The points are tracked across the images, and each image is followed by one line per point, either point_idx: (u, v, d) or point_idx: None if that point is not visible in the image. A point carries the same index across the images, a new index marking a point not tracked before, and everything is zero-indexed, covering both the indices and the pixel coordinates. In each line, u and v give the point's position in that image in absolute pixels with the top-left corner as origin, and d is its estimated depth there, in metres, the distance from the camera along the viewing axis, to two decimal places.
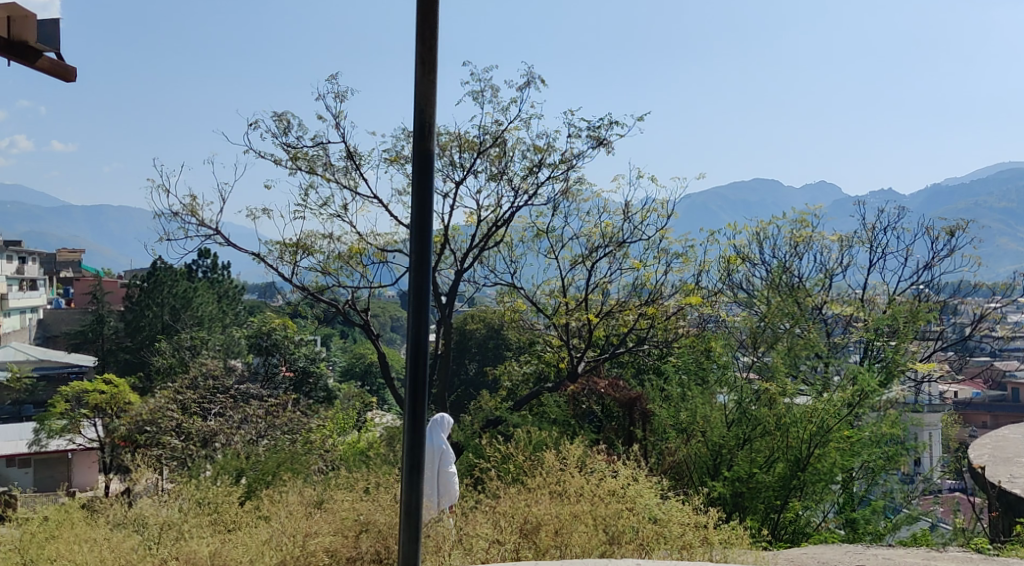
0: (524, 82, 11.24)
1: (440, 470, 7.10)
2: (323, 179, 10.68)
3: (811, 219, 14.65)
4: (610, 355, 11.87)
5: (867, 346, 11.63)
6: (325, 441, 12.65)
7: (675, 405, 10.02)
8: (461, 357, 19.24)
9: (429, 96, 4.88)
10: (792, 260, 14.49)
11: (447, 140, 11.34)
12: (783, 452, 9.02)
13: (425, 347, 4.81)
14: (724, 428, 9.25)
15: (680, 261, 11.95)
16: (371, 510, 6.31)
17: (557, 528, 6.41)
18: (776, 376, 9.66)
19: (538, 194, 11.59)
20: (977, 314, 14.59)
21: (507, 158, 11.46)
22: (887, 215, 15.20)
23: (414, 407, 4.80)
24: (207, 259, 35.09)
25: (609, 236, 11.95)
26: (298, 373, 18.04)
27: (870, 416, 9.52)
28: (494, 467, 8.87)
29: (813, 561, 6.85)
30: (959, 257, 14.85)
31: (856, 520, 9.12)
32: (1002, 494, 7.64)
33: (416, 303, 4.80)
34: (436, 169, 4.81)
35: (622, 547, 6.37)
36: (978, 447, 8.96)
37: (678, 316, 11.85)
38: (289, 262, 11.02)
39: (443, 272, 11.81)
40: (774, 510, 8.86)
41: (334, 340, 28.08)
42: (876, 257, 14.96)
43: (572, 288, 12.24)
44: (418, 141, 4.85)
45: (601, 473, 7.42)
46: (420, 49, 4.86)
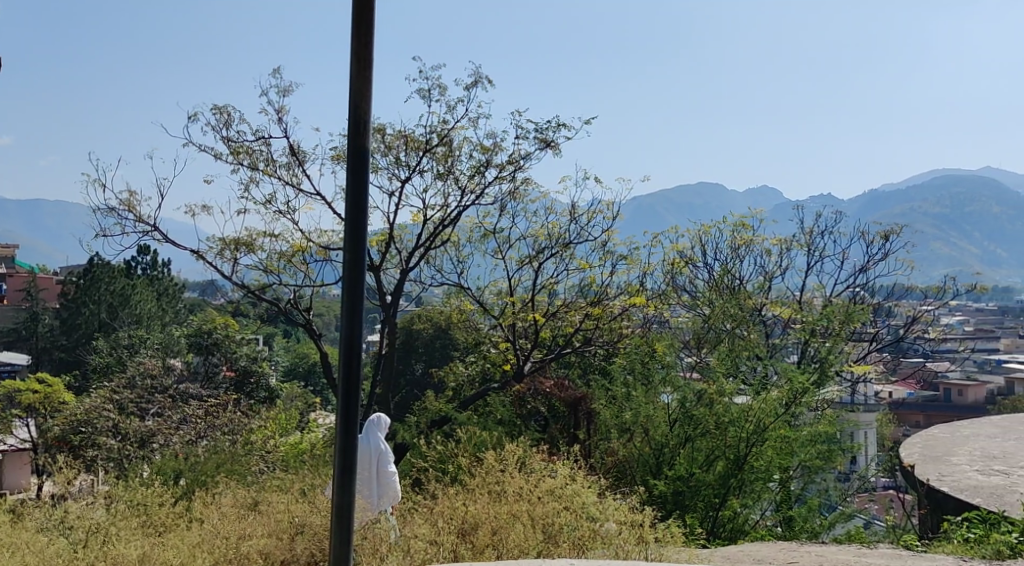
0: (471, 83, 11.38)
1: (379, 470, 7.07)
2: (266, 174, 10.57)
3: (751, 223, 14.83)
4: (556, 355, 12.05)
5: (804, 346, 11.91)
6: (267, 441, 12.53)
7: (620, 405, 10.17)
8: (407, 357, 19.11)
9: (364, 92, 4.88)
10: (733, 262, 14.68)
11: (393, 137, 11.32)
12: (723, 450, 9.16)
13: (359, 346, 4.80)
14: (667, 427, 9.51)
15: (626, 262, 12.09)
16: (308, 513, 6.26)
17: (494, 527, 6.45)
18: (717, 377, 9.76)
19: (485, 193, 11.67)
20: (909, 317, 15.05)
21: (454, 158, 11.47)
22: (824, 219, 15.69)
23: (347, 409, 4.79)
24: (148, 256, 34.73)
25: (555, 236, 12.05)
26: (238, 373, 17.78)
27: (808, 415, 9.72)
28: (433, 468, 8.90)
29: (748, 559, 6.92)
30: (895, 260, 15.26)
31: (793, 517, 9.23)
32: (932, 492, 7.77)
33: (351, 304, 4.78)
34: (370, 166, 4.79)
35: (558, 547, 6.35)
36: (908, 446, 9.14)
37: (623, 318, 11.99)
38: (228, 259, 10.89)
39: (387, 271, 11.79)
40: (714, 508, 8.96)
41: (278, 337, 27.93)
42: (814, 261, 15.41)
43: (518, 289, 12.34)
44: (353, 138, 4.84)
45: (540, 474, 7.48)
46: (355, 45, 4.86)
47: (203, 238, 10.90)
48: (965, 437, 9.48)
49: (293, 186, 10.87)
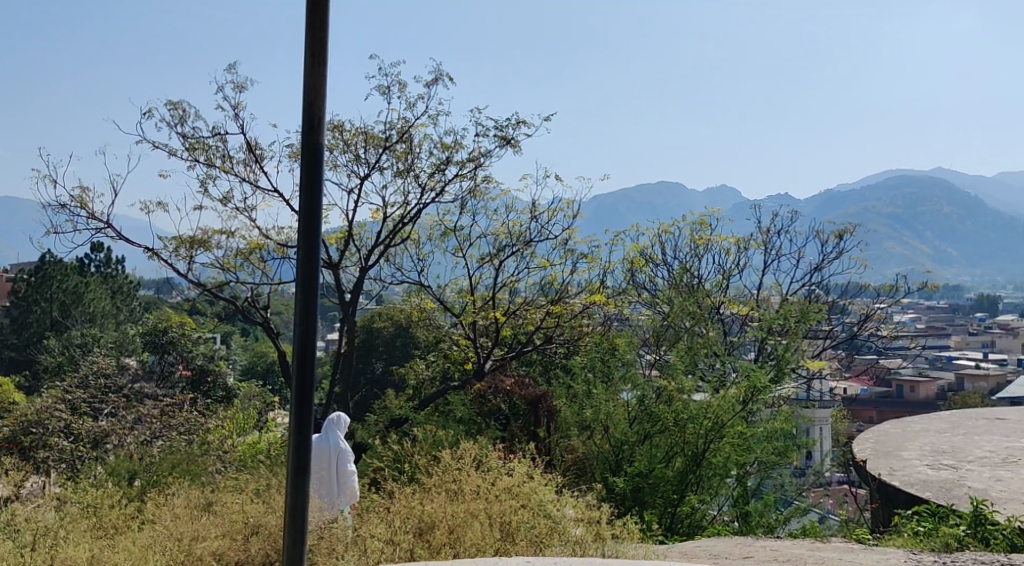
0: (432, 80, 11.40)
1: (338, 470, 7.06)
2: (222, 171, 10.47)
3: (710, 221, 14.76)
4: (517, 354, 11.90)
5: (760, 344, 12.03)
6: (224, 441, 12.42)
7: (580, 403, 10.20)
8: (367, 356, 19.08)
9: (318, 88, 4.86)
10: (692, 261, 14.79)
11: (351, 134, 11.29)
12: (681, 447, 9.24)
13: (312, 345, 4.76)
14: (627, 425, 9.51)
15: (586, 261, 12.20)
16: (262, 514, 6.21)
17: (451, 525, 6.44)
18: (676, 374, 9.80)
19: (445, 191, 11.64)
20: (862, 314, 15.25)
21: (414, 155, 11.45)
22: (780, 218, 15.77)
23: (300, 409, 4.76)
24: (101, 254, 34.33)
25: (516, 235, 12.07)
26: (195, 372, 17.67)
27: (764, 412, 9.80)
28: (389, 467, 8.89)
29: (704, 555, 6.98)
30: (848, 259, 15.74)
31: (749, 513, 9.22)
32: (883, 486, 7.88)
33: (304, 303, 4.75)
34: (324, 163, 4.78)
35: (516, 544, 6.40)
36: (861, 442, 9.27)
37: (583, 315, 12.13)
38: (184, 257, 10.74)
39: (347, 269, 11.70)
40: (672, 504, 9.03)
41: (235, 336, 27.70)
42: (771, 259, 15.64)
43: (479, 286, 12.30)
44: (308, 134, 4.81)
45: (498, 471, 7.50)
46: (309, 40, 4.83)
47: (157, 236, 10.77)
48: (916, 432, 9.64)
49: (250, 183, 10.78)
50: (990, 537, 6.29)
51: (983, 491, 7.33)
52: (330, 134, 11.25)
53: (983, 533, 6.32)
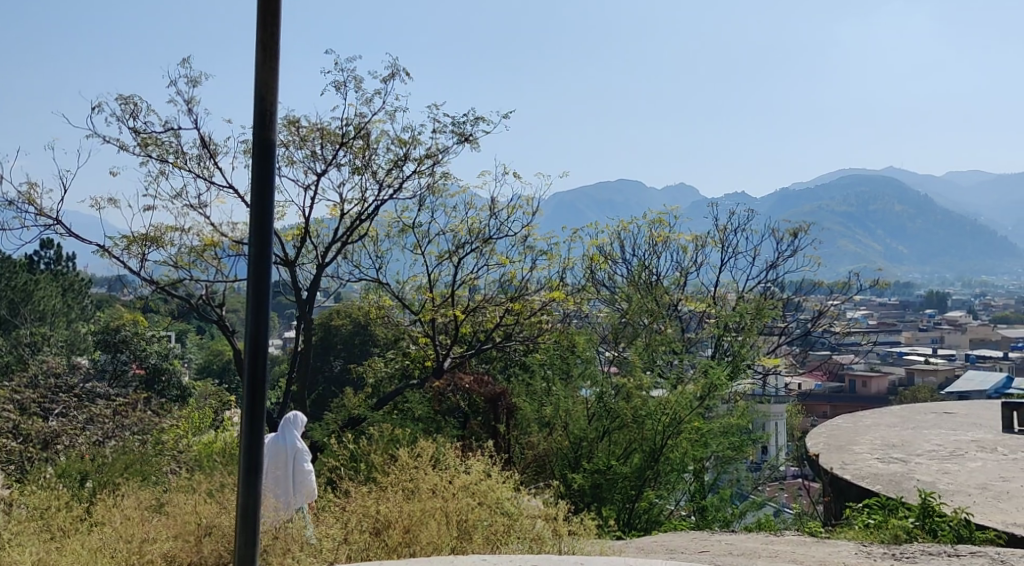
0: (389, 75, 11.34)
1: (295, 469, 6.93)
2: (176, 167, 10.33)
3: (667, 220, 15.00)
4: (477, 351, 11.83)
5: (717, 340, 12.12)
6: (179, 441, 12.28)
7: (539, 399, 10.17)
8: (326, 354, 18.95)
9: (270, 84, 4.78)
10: (651, 259, 14.91)
11: (308, 130, 11.21)
12: (639, 443, 9.26)
13: (265, 343, 4.67)
14: (586, 421, 9.53)
15: (545, 258, 12.25)
16: (215, 514, 6.14)
17: (407, 525, 6.31)
18: (634, 371, 9.85)
19: (403, 187, 11.59)
20: (816, 311, 15.47)
21: (371, 151, 11.39)
22: (737, 217, 16.00)
23: (252, 408, 4.68)
24: (51, 251, 33.78)
25: (475, 232, 12.08)
26: (149, 371, 17.53)
27: (721, 407, 9.92)
28: (345, 467, 8.85)
29: (661, 550, 7.02)
30: (803, 257, 15.70)
31: (706, 507, 9.35)
32: (835, 479, 7.99)
33: (256, 300, 4.67)
34: (276, 158, 4.69)
35: (472, 542, 6.39)
36: (814, 436, 9.37)
37: (542, 312, 12.00)
38: (136, 254, 10.58)
39: (304, 267, 11.62)
40: (630, 499, 9.07)
41: (190, 335, 27.40)
42: (727, 257, 15.84)
43: (439, 283, 12.26)
44: (259, 130, 4.73)
45: (455, 470, 7.45)
46: (261, 35, 4.76)
47: (109, 234, 10.62)
48: (867, 426, 9.77)
49: (204, 179, 10.66)
50: (938, 528, 6.38)
51: (931, 484, 7.44)
52: (286, 129, 11.17)
53: (930, 525, 6.40)
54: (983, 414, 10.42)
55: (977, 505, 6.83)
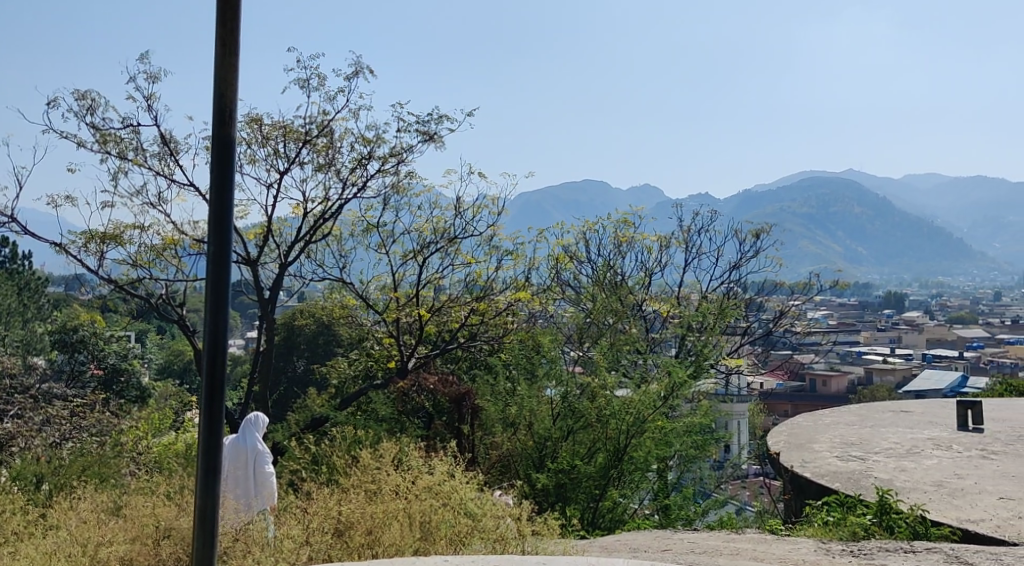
0: (353, 73, 11.30)
1: (257, 470, 6.86)
2: (136, 163, 10.21)
3: (633, 220, 15.06)
4: (442, 351, 11.72)
5: (681, 340, 12.21)
6: (138, 442, 12.13)
7: (504, 400, 10.05)
8: (289, 354, 18.83)
9: (230, 81, 4.68)
10: (616, 259, 14.93)
11: (270, 128, 11.12)
12: (603, 442, 9.30)
13: (223, 342, 4.58)
14: (550, 421, 9.54)
15: (511, 257, 12.40)
16: (173, 517, 6.06)
17: (369, 527, 6.27)
18: (599, 371, 9.89)
19: (367, 186, 11.53)
20: (778, 311, 15.55)
21: (335, 149, 11.32)
22: (700, 218, 16.17)
23: (211, 408, 4.60)
24: (7, 249, 33.24)
25: (440, 232, 12.06)
26: (108, 371, 17.35)
27: (685, 407, 9.95)
28: (307, 468, 8.80)
29: (625, 549, 7.04)
30: (765, 257, 15.81)
31: (669, 505, 9.36)
32: (795, 477, 8.05)
33: (214, 299, 4.57)
34: (236, 156, 4.60)
35: (435, 543, 6.34)
36: (775, 434, 9.46)
37: (508, 312, 11.95)
38: (94, 253, 10.43)
39: (267, 265, 11.52)
40: (594, 499, 9.09)
41: (149, 335, 27.10)
42: (691, 257, 16.01)
43: (403, 283, 12.20)
44: (218, 127, 4.64)
45: (418, 470, 7.42)
46: (221, 31, 4.66)
47: (66, 231, 10.43)
48: (827, 425, 9.86)
49: (164, 177, 10.53)
50: (895, 525, 6.44)
51: (888, 481, 7.52)
52: (248, 127, 11.08)
53: (888, 522, 6.47)
54: (939, 412, 10.56)
55: (933, 502, 6.92)
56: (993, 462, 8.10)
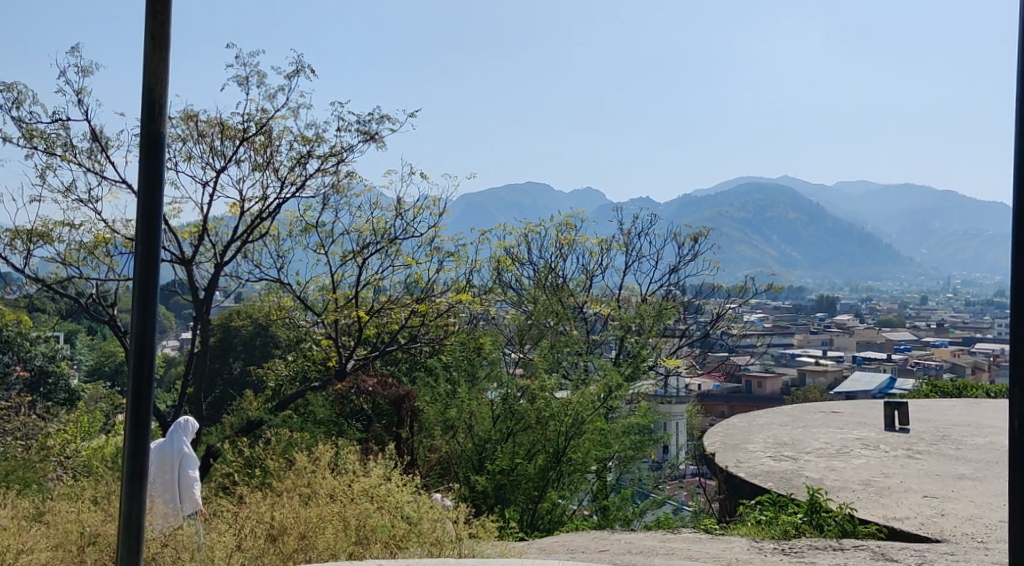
0: (293, 71, 11.16)
1: (181, 475, 6.71)
2: (64, 160, 9.97)
3: (574, 222, 15.04)
4: (381, 352, 11.66)
5: (621, 342, 12.26)
6: (66, 446, 11.83)
7: (443, 402, 9.95)
8: (225, 356, 18.54)
9: (160, 76, 4.15)
10: (557, 261, 14.99)
11: (207, 125, 10.96)
12: (543, 444, 9.29)
13: (152, 344, 4.05)
14: (489, 422, 9.52)
15: (452, 259, 12.38)
16: (99, 522, 5.96)
17: (302, 532, 6.15)
18: (539, 373, 9.89)
19: (306, 185, 11.41)
20: (714, 313, 15.70)
21: (273, 148, 11.18)
22: (641, 221, 16.17)
23: (138, 414, 4.07)
24: None
25: (380, 232, 11.93)
26: (34, 373, 17.09)
27: (624, 409, 9.96)
28: (239, 471, 8.73)
29: (562, 550, 7.05)
30: (702, 261, 16.09)
31: (607, 506, 9.44)
32: (730, 477, 8.14)
33: (143, 299, 4.04)
34: (166, 152, 4.05)
35: (370, 547, 6.20)
36: (711, 435, 9.57)
37: (449, 314, 11.96)
38: (21, 250, 10.25)
39: (201, 265, 11.23)
40: (532, 500, 9.06)
41: (79, 336, 26.57)
42: (631, 260, 16.09)
43: (342, 284, 12.09)
44: (147, 121, 4.09)
45: (354, 474, 7.33)
46: (149, 23, 4.13)
47: None
48: (760, 425, 9.99)
49: (95, 174, 10.28)
50: (824, 522, 6.55)
51: (818, 480, 7.65)
52: (183, 125, 10.91)
53: (817, 520, 6.58)
54: (867, 413, 10.77)
55: (861, 500, 7.05)
56: (918, 462, 8.27)
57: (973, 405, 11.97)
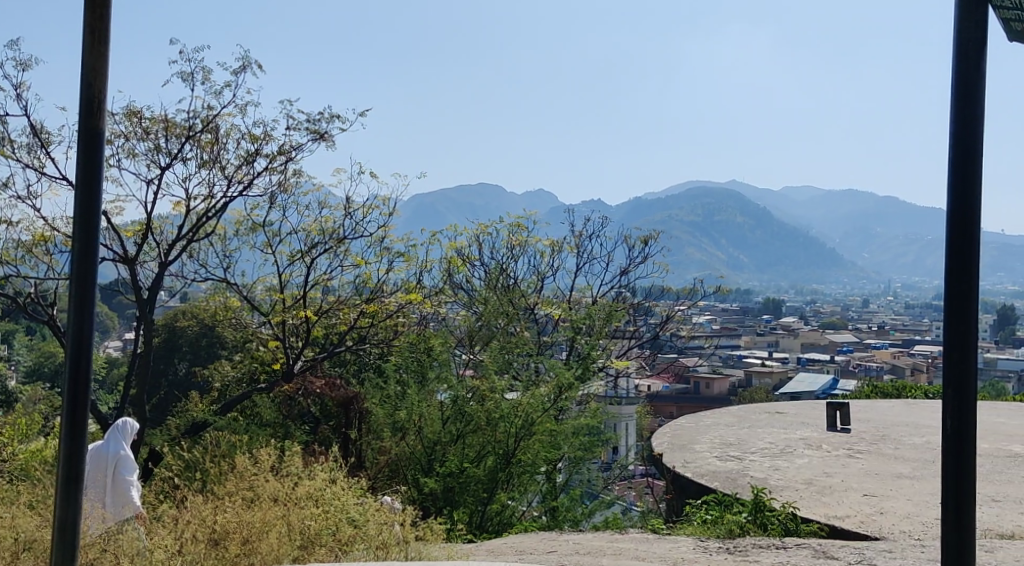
0: (240, 68, 11.00)
1: (118, 479, 6.55)
2: (2, 155, 9.74)
3: (526, 224, 15.00)
4: (329, 354, 11.47)
5: (570, 343, 12.29)
6: (3, 449, 11.56)
7: (393, 404, 9.84)
8: (169, 356, 18.25)
9: (100, 70, 3.77)
10: (509, 263, 14.96)
11: (151, 122, 10.77)
12: (493, 445, 9.23)
13: (89, 345, 3.76)
14: (440, 425, 9.36)
15: (402, 259, 12.16)
16: (34, 529, 5.80)
17: (246, 537, 5.89)
18: (488, 375, 9.85)
19: (253, 184, 11.27)
20: (665, 315, 15.76)
21: (220, 146, 11.03)
22: (592, 223, 16.30)
23: (73, 418, 3.78)
24: None
25: (328, 232, 11.84)
26: None
27: (574, 409, 9.99)
28: (180, 476, 8.57)
29: (510, 552, 7.02)
30: (652, 263, 16.12)
31: (557, 507, 9.39)
32: (677, 478, 8.19)
33: (80, 298, 3.73)
34: (106, 152, 3.71)
35: (315, 552, 6.06)
36: (660, 435, 9.62)
37: (398, 315, 11.84)
38: None
39: (145, 264, 11.11)
40: (481, 502, 9.01)
41: (18, 337, 26.00)
42: (582, 262, 16.08)
43: (290, 285, 11.95)
44: (84, 118, 3.73)
45: (298, 477, 7.24)
46: (88, 16, 3.74)
47: None
48: (708, 425, 10.08)
49: (34, 170, 10.06)
50: (768, 522, 6.58)
51: (763, 480, 7.71)
52: (126, 121, 10.71)
53: (761, 519, 6.60)
54: (811, 414, 10.90)
55: (803, 499, 7.11)
56: (858, 461, 8.40)
57: (909, 405, 12.21)
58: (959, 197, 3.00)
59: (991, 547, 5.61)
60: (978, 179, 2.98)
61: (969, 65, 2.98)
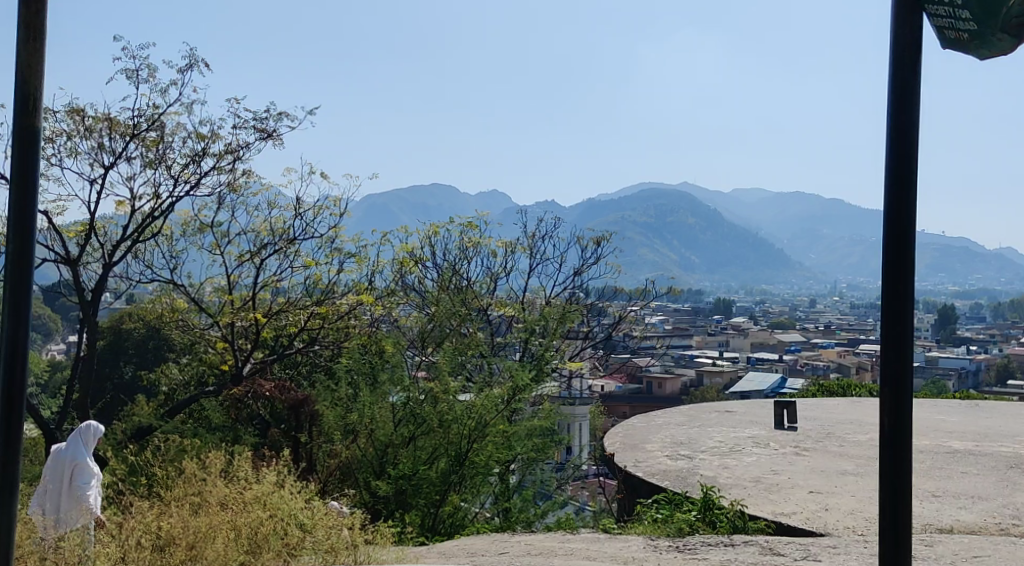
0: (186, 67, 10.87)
1: (75, 483, 6.35)
2: None
3: (477, 225, 15.01)
4: (279, 356, 11.44)
5: (524, 345, 12.19)
6: None
7: (345, 405, 9.63)
8: (115, 359, 17.83)
9: (35, 66, 3.61)
10: (461, 264, 14.84)
11: (94, 120, 10.54)
12: (446, 448, 9.12)
13: (25, 347, 3.57)
14: (392, 427, 9.26)
15: (353, 261, 11.95)
16: None
17: (191, 542, 5.76)
18: (442, 376, 9.59)
19: (200, 184, 11.11)
20: (616, 316, 15.87)
21: (166, 144, 10.84)
22: (545, 223, 16.20)
23: (7, 425, 3.59)
24: None
25: (278, 233, 11.74)
26: None
27: (527, 409, 10.00)
28: (125, 482, 8.39)
29: (461, 553, 6.99)
30: (605, 264, 16.03)
31: (510, 508, 9.36)
32: (628, 477, 8.19)
33: (14, 300, 3.54)
34: (41, 149, 3.54)
35: (261, 556, 5.92)
36: (611, 436, 9.59)
37: (349, 316, 11.74)
38: None
39: (88, 265, 10.89)
40: (433, 504, 8.88)
41: None
42: (535, 263, 16.00)
43: (239, 285, 11.81)
44: (19, 116, 3.56)
45: (248, 481, 7.13)
46: (22, 11, 3.58)
47: None
48: (659, 425, 10.07)
49: None
50: (717, 520, 6.61)
51: (712, 478, 7.73)
52: (69, 118, 10.47)
53: (710, 517, 6.64)
54: (760, 413, 10.94)
55: (750, 497, 7.15)
56: (805, 459, 8.45)
57: (859, 404, 12.22)
58: (897, 190, 2.91)
59: (932, 542, 5.66)
60: (914, 175, 2.90)
61: (904, 64, 2.90)
